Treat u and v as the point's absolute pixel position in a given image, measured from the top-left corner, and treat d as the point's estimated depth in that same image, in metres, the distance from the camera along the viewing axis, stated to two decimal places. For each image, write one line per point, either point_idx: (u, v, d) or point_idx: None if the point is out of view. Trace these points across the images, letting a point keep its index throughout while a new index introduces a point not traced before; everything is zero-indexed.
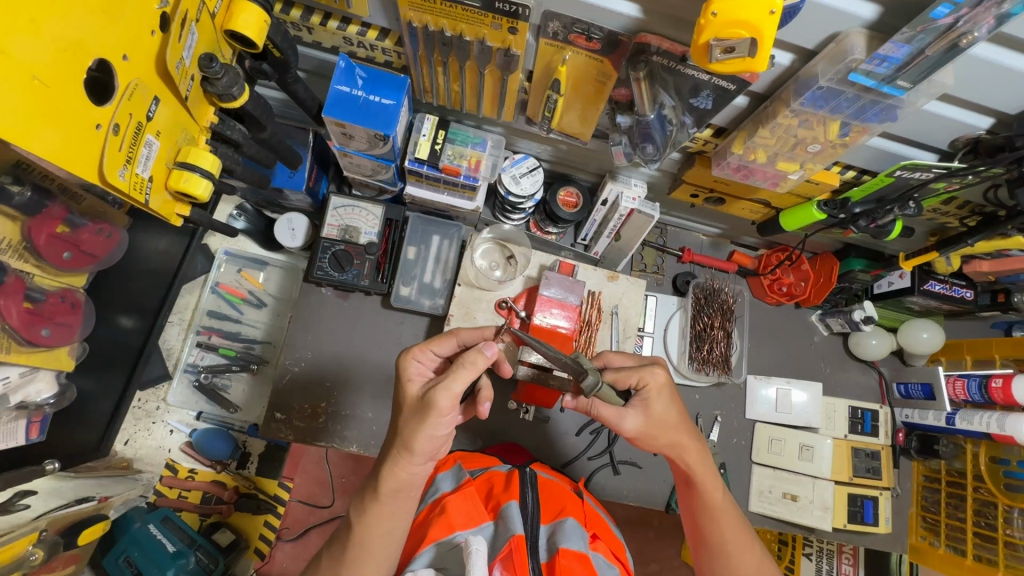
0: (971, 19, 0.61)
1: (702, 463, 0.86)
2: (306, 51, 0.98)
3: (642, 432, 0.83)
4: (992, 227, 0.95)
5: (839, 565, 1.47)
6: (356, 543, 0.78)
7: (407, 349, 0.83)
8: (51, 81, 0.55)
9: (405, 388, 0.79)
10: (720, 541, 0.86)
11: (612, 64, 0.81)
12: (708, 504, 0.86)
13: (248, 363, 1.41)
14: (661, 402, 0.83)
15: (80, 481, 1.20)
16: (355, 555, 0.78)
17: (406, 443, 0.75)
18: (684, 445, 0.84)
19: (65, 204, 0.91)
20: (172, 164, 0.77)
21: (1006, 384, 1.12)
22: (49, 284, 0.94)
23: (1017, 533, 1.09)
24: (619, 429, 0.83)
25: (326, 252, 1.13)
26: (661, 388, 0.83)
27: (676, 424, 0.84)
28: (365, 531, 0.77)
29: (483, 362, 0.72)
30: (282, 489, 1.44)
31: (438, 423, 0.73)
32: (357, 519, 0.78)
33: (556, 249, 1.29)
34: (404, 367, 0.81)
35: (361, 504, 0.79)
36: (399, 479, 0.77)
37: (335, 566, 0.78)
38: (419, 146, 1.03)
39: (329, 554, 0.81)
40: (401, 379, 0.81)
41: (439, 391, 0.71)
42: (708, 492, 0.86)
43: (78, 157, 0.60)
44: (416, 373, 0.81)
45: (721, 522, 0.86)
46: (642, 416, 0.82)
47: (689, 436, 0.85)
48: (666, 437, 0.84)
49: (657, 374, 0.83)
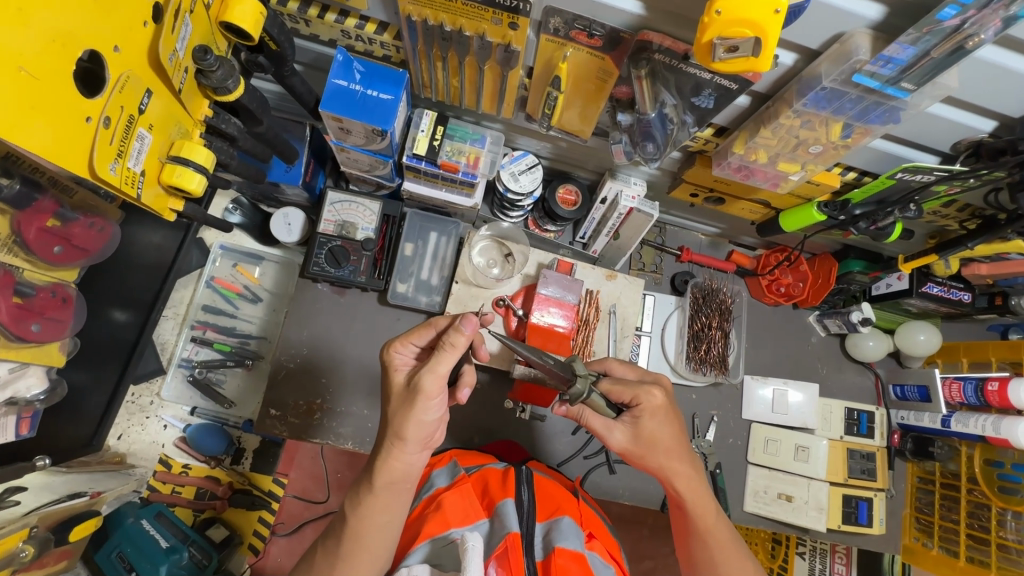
0: (978, 21, 0.60)
1: (693, 488, 0.85)
2: (304, 43, 0.97)
3: (628, 448, 0.84)
4: (992, 230, 0.95)
5: (831, 564, 1.49)
6: (350, 537, 0.77)
7: (390, 341, 0.81)
8: (39, 74, 0.54)
9: (392, 378, 0.79)
10: (709, 562, 0.86)
11: (613, 62, 0.80)
12: (698, 526, 0.86)
13: (242, 359, 1.40)
14: (654, 425, 0.82)
15: (72, 476, 1.19)
16: (348, 550, 0.77)
17: (398, 431, 0.75)
18: (674, 470, 0.84)
19: (56, 197, 0.90)
20: (166, 158, 0.76)
21: (1003, 387, 1.12)
22: (40, 279, 0.92)
23: (1010, 536, 1.11)
24: (606, 441, 0.85)
25: (322, 248, 1.12)
26: (655, 410, 0.82)
27: (667, 447, 0.83)
28: (360, 524, 0.77)
29: (462, 342, 0.72)
30: (276, 484, 1.42)
31: (425, 407, 0.74)
32: (352, 512, 0.78)
33: (554, 247, 1.25)
34: (388, 359, 0.81)
35: (357, 496, 0.79)
36: (393, 471, 0.76)
37: (330, 561, 0.78)
38: (417, 142, 1.02)
39: (323, 547, 0.80)
40: (388, 369, 0.81)
41: (426, 375, 0.73)
42: (700, 516, 0.86)
43: (68, 152, 0.59)
44: (401, 363, 0.81)
45: (710, 543, 0.86)
46: (630, 433, 0.83)
47: (680, 461, 0.84)
48: (654, 457, 0.84)
49: (653, 397, 0.82)
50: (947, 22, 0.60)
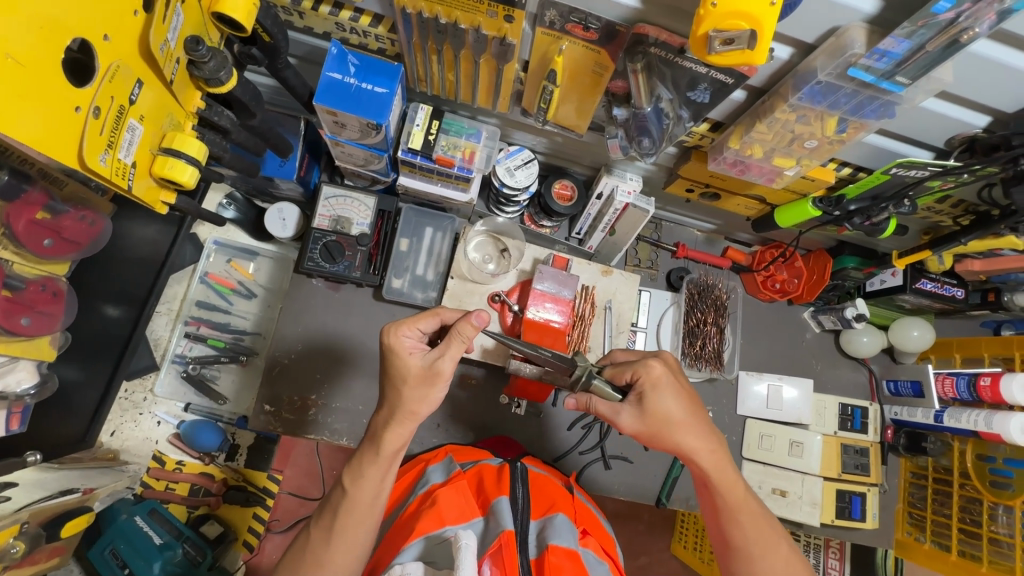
0: (972, 14, 0.60)
1: (714, 461, 0.83)
2: (298, 36, 0.96)
3: (639, 430, 0.83)
4: (986, 226, 0.96)
5: (825, 559, 1.50)
6: (346, 510, 0.77)
7: (394, 325, 0.80)
8: (27, 61, 0.54)
9: (404, 361, 0.78)
10: (744, 542, 0.81)
11: (610, 56, 0.79)
12: (727, 503, 0.82)
13: (237, 355, 1.39)
14: (662, 400, 0.82)
15: (63, 473, 1.16)
16: (345, 523, 0.77)
17: (412, 408, 0.77)
18: (692, 445, 0.82)
19: (45, 189, 0.89)
20: (157, 150, 0.75)
21: (994, 383, 1.12)
22: (29, 272, 0.91)
23: (1001, 530, 1.10)
24: (616, 425, 0.84)
25: (317, 243, 1.12)
26: (657, 381, 0.82)
27: (678, 421, 0.82)
28: (356, 495, 0.77)
29: (472, 333, 0.76)
30: (271, 481, 1.42)
31: (442, 389, 0.78)
32: (352, 483, 0.77)
33: (550, 242, 1.23)
34: (396, 343, 0.79)
35: (357, 468, 0.78)
36: (397, 438, 0.77)
37: (325, 531, 0.77)
38: (412, 136, 1.01)
39: (318, 524, 0.79)
40: (396, 354, 0.78)
41: (446, 360, 0.77)
42: (727, 490, 0.82)
43: (58, 142, 0.58)
44: (411, 346, 0.80)
45: (743, 520, 0.82)
46: (636, 412, 0.82)
47: (695, 434, 0.82)
48: (668, 434, 0.82)
49: (652, 368, 0.83)
50: (941, 16, 0.61)
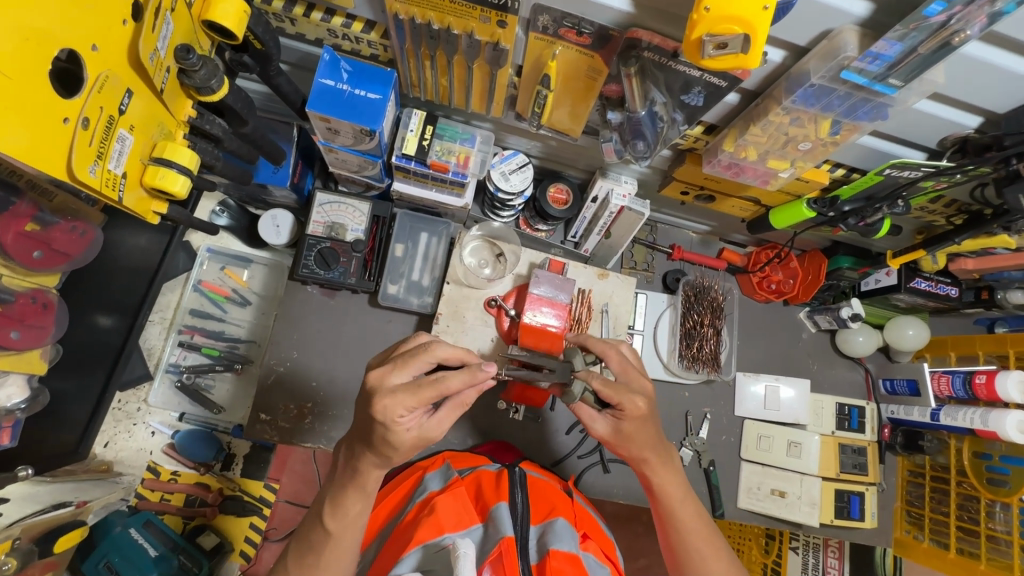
0: (963, 17, 0.60)
1: (668, 479, 0.85)
2: (290, 42, 0.96)
3: (608, 439, 0.84)
4: (980, 225, 0.96)
5: (825, 559, 1.50)
6: (333, 543, 0.76)
7: (392, 402, 0.67)
8: (14, 73, 0.53)
9: (398, 437, 0.69)
10: (685, 552, 0.85)
11: (603, 60, 0.79)
12: (675, 517, 0.85)
13: (232, 363, 1.37)
14: (634, 426, 0.81)
15: (57, 485, 1.17)
16: (331, 557, 0.76)
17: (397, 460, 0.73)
18: (649, 463, 0.84)
19: (34, 201, 0.88)
20: (148, 160, 0.75)
21: (990, 381, 1.12)
22: (19, 284, 0.90)
23: (999, 527, 1.11)
24: (589, 429, 0.85)
25: (312, 250, 1.11)
26: (637, 415, 0.80)
27: (643, 443, 0.82)
28: (339, 532, 0.76)
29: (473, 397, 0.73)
30: (267, 489, 1.41)
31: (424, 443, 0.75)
32: (333, 520, 0.76)
33: (545, 246, 1.25)
34: (391, 421, 0.68)
35: (335, 503, 0.76)
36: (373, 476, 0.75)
37: (306, 573, 0.76)
38: (406, 142, 1.00)
39: (298, 559, 0.77)
40: (389, 430, 0.68)
41: (441, 428, 0.72)
42: (675, 505, 0.85)
43: (46, 155, 0.57)
44: (404, 419, 0.69)
45: (688, 534, 0.85)
46: (611, 429, 0.83)
47: (655, 454, 0.84)
48: (636, 451, 0.83)
49: (637, 405, 0.79)
50: (933, 18, 0.61)
